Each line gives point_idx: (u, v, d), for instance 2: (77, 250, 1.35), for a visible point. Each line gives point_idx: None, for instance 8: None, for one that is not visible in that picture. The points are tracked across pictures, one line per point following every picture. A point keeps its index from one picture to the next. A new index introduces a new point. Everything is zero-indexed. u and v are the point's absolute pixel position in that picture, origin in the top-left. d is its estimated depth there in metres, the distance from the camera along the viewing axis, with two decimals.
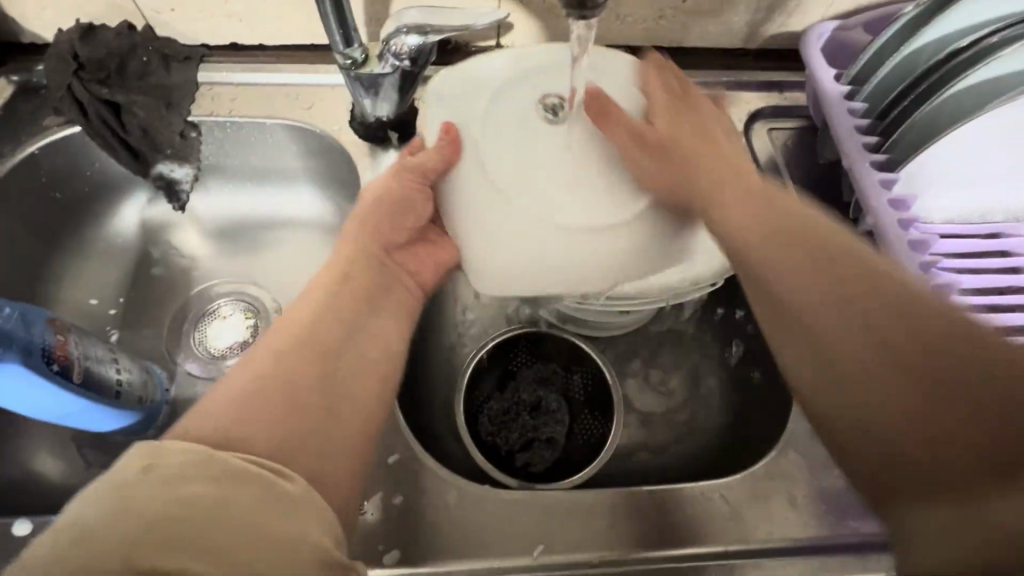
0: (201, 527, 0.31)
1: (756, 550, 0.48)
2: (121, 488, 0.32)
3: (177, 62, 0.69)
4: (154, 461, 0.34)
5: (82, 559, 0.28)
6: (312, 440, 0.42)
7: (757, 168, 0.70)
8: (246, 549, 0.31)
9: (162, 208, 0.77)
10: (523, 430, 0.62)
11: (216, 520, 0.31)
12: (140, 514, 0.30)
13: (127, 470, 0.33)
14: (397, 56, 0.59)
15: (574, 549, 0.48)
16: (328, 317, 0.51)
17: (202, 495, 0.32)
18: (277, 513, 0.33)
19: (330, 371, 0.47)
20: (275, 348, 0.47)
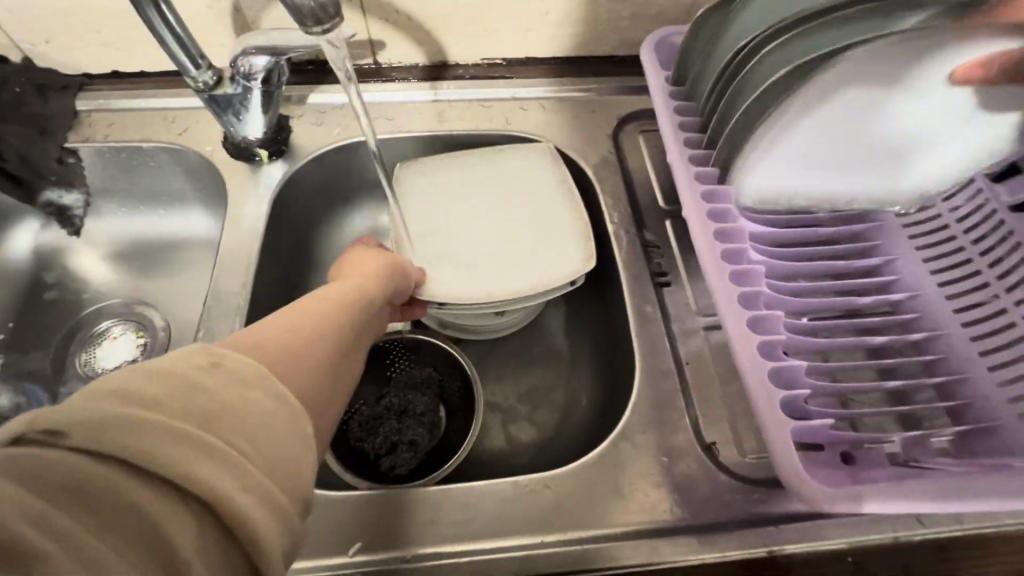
0: (228, 422, 0.28)
1: (590, 539, 0.48)
2: (196, 373, 0.29)
3: (54, 91, 0.71)
4: (219, 359, 0.30)
5: (107, 418, 0.25)
6: (208, 432, 0.27)
7: (624, 170, 0.72)
8: (266, 462, 0.28)
9: (54, 233, 0.79)
10: (388, 434, 0.63)
11: (244, 420, 0.28)
12: (194, 396, 0.28)
13: (198, 356, 0.30)
14: (247, 78, 0.61)
15: (391, 546, 0.47)
16: (348, 305, 0.45)
17: (237, 391, 0.29)
18: (293, 438, 0.30)
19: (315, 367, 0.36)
20: (293, 325, 0.38)
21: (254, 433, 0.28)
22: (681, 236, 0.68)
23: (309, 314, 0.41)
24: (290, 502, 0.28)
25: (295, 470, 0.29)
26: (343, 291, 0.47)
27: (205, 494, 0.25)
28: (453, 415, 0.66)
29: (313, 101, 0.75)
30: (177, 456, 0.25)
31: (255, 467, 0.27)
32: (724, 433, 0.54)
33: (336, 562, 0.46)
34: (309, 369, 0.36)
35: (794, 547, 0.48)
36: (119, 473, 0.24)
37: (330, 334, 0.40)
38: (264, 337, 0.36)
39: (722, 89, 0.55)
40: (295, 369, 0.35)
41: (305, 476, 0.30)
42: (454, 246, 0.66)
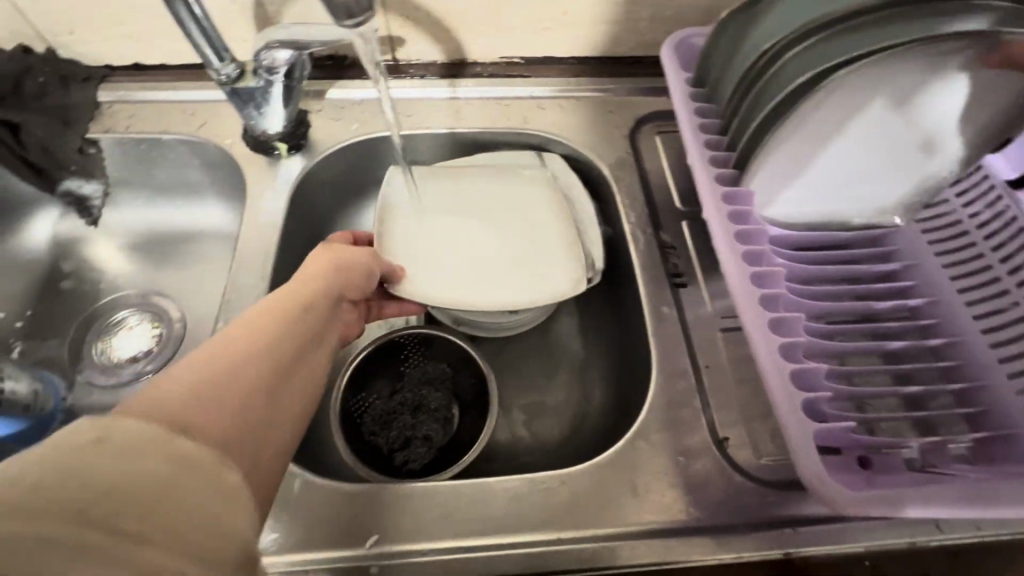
0: (129, 497, 0.26)
1: (605, 537, 0.48)
2: (84, 452, 0.27)
3: (77, 82, 0.72)
4: (109, 433, 0.28)
5: None
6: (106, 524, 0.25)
7: (641, 171, 0.72)
8: (183, 536, 0.27)
9: (72, 223, 0.79)
10: (402, 429, 0.63)
11: (144, 502, 0.27)
12: (84, 479, 0.26)
13: (80, 434, 0.27)
14: (270, 71, 0.61)
15: (408, 540, 0.47)
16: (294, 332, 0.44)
17: (132, 464, 0.27)
18: (214, 499, 0.29)
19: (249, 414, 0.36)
20: (228, 366, 0.37)
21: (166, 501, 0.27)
22: (697, 238, 0.68)
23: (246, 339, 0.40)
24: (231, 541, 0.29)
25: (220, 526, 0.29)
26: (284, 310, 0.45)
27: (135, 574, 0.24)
28: (466, 411, 0.66)
29: (332, 96, 0.75)
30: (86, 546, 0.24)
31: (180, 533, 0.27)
32: (740, 435, 0.53)
33: (352, 553, 0.46)
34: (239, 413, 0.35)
35: (809, 550, 0.48)
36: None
37: (273, 359, 0.41)
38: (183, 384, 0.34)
39: (743, 97, 0.55)
40: (219, 403, 0.35)
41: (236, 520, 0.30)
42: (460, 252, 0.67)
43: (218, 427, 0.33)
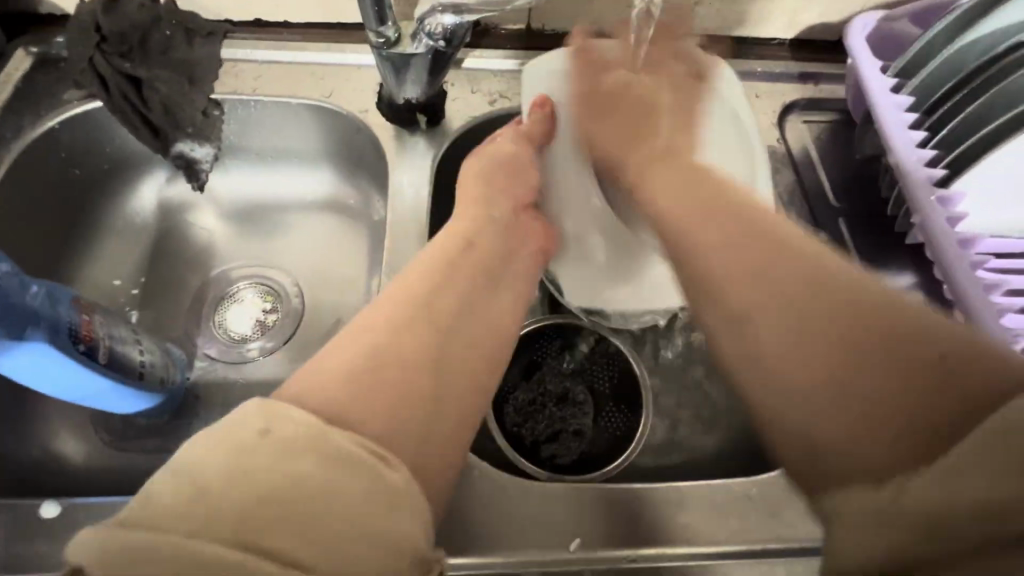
0: (285, 510, 0.30)
1: (794, 550, 0.46)
2: (252, 449, 0.32)
3: (200, 37, 0.67)
4: (272, 424, 0.34)
5: (197, 522, 0.29)
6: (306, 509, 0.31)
7: (790, 163, 0.68)
8: (348, 541, 0.31)
9: (181, 188, 0.76)
10: (550, 421, 0.62)
11: (321, 505, 0.31)
12: (212, 509, 0.30)
13: (252, 425, 0.34)
14: (430, 36, 0.56)
15: (609, 543, 0.46)
16: (413, 295, 0.45)
17: (302, 467, 0.32)
18: (384, 506, 0.33)
19: (392, 356, 0.40)
20: (383, 318, 0.43)
21: (299, 505, 0.31)
22: (857, 237, 0.64)
23: (421, 315, 0.44)
24: (306, 567, 0.29)
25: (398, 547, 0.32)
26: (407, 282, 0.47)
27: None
28: (609, 406, 0.63)
29: (468, 66, 0.70)
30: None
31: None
32: None
33: (557, 557, 0.45)
34: (419, 365, 0.41)
35: None
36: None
37: (388, 360, 0.40)
38: (325, 373, 0.39)
39: (968, 96, 0.51)
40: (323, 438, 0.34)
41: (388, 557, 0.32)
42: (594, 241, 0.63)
43: (368, 486, 0.33)
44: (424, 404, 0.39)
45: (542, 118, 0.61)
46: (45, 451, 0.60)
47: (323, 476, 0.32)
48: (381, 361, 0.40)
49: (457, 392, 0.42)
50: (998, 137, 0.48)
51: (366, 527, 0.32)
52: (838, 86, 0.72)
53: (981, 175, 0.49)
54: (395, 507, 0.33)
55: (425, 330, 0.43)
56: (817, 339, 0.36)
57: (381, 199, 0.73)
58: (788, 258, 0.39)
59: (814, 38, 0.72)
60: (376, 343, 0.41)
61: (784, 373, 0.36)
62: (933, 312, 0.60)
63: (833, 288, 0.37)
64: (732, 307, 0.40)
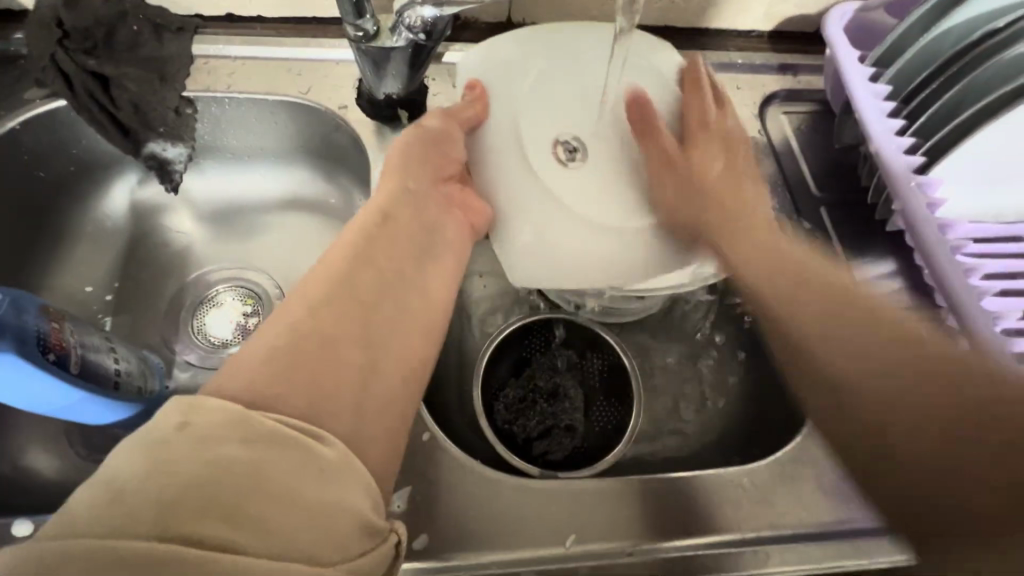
0: (205, 493, 0.29)
1: (786, 536, 0.47)
2: (168, 442, 0.31)
3: (170, 32, 0.64)
4: (191, 416, 0.32)
5: (117, 517, 0.27)
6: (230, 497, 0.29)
7: (771, 153, 0.69)
8: (280, 516, 0.30)
9: (154, 189, 0.74)
10: (542, 417, 0.61)
11: (243, 489, 0.30)
12: (126, 506, 0.28)
13: (169, 420, 0.32)
14: (410, 29, 0.55)
15: (606, 537, 0.45)
16: (334, 279, 0.46)
17: (223, 451, 0.31)
18: (316, 477, 0.32)
19: (314, 335, 0.41)
20: (303, 303, 0.43)
21: (219, 483, 0.29)
22: (838, 225, 0.65)
23: (338, 296, 0.44)
24: (242, 553, 0.28)
25: (334, 519, 0.31)
26: (345, 255, 0.48)
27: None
28: (600, 399, 0.63)
29: (449, 60, 0.69)
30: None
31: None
32: None
33: (553, 553, 0.45)
34: (341, 341, 0.42)
35: None
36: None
37: (322, 332, 0.41)
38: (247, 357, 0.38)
39: (944, 84, 0.51)
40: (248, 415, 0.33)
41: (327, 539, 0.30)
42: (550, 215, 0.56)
43: (303, 463, 0.33)
44: (355, 376, 0.41)
45: (474, 102, 0.55)
46: (15, 467, 0.58)
47: (251, 456, 0.31)
48: (303, 343, 0.40)
49: (389, 362, 0.44)
50: (976, 124, 0.49)
51: (298, 499, 0.31)
52: (816, 76, 0.73)
53: (960, 162, 0.50)
54: (329, 484, 0.32)
55: (347, 311, 0.44)
56: (916, 433, 0.42)
57: (363, 198, 0.71)
58: (839, 296, 0.49)
59: (792, 30, 0.73)
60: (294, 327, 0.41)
61: (892, 434, 0.43)
62: (913, 298, 0.61)
63: (928, 359, 0.44)
64: (799, 340, 0.50)
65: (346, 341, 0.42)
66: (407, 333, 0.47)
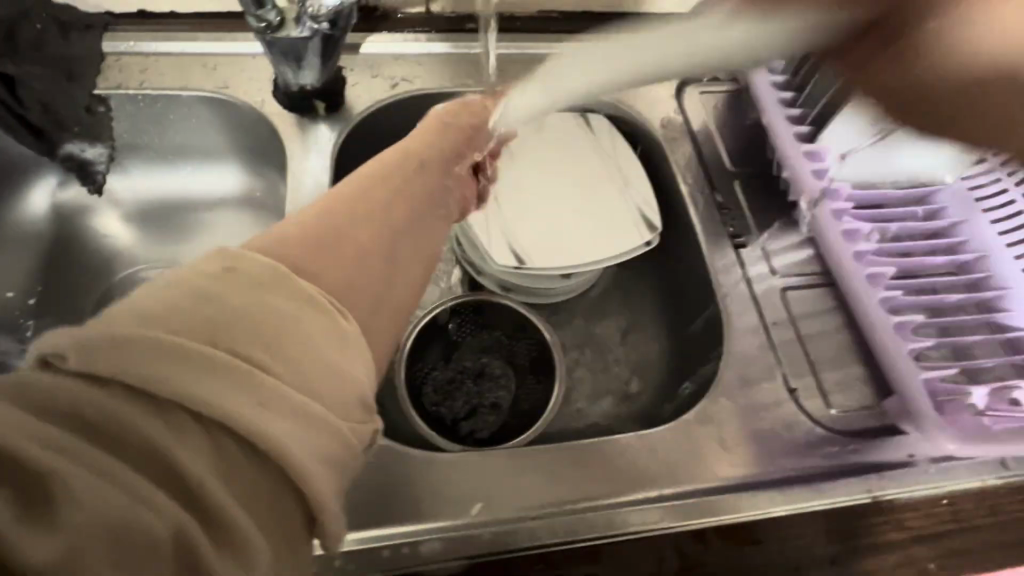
0: (247, 330, 0.28)
1: (692, 492, 0.48)
2: (213, 283, 0.29)
3: (77, 31, 0.64)
4: (234, 264, 0.31)
5: (137, 336, 0.25)
6: (240, 340, 0.28)
7: (689, 132, 0.71)
8: (297, 375, 0.28)
9: (75, 191, 0.73)
10: (468, 397, 0.63)
11: (263, 331, 0.28)
12: (145, 330, 0.26)
13: (213, 265, 0.30)
14: (313, 19, 0.56)
15: (513, 504, 0.46)
16: (358, 192, 0.42)
17: (269, 300, 0.30)
18: (340, 351, 0.31)
19: (336, 238, 0.36)
20: (325, 208, 0.39)
21: (258, 320, 0.28)
22: (752, 198, 0.67)
23: (362, 206, 0.40)
24: (266, 392, 0.27)
25: (343, 388, 0.30)
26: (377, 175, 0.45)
27: (198, 407, 0.25)
28: (527, 379, 0.65)
29: (366, 51, 0.70)
30: (176, 414, 0.25)
31: (220, 402, 0.25)
32: (810, 390, 0.55)
33: (458, 523, 0.45)
34: (362, 250, 0.37)
35: (894, 493, 0.49)
36: (116, 398, 0.24)
37: (354, 229, 0.38)
38: (262, 238, 0.35)
39: None
40: (281, 278, 0.31)
41: (331, 417, 0.28)
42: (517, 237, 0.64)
43: (331, 335, 0.31)
44: (378, 268, 0.37)
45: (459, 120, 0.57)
46: None
47: (291, 312, 0.30)
48: (328, 236, 0.36)
49: (404, 277, 0.39)
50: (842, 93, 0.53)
51: (326, 361, 0.29)
52: None
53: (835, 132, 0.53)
54: (350, 358, 0.31)
55: (375, 218, 0.40)
56: None
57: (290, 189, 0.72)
58: None
59: None
60: (323, 225, 0.37)
61: None
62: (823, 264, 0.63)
63: None
64: None
65: (363, 249, 0.37)
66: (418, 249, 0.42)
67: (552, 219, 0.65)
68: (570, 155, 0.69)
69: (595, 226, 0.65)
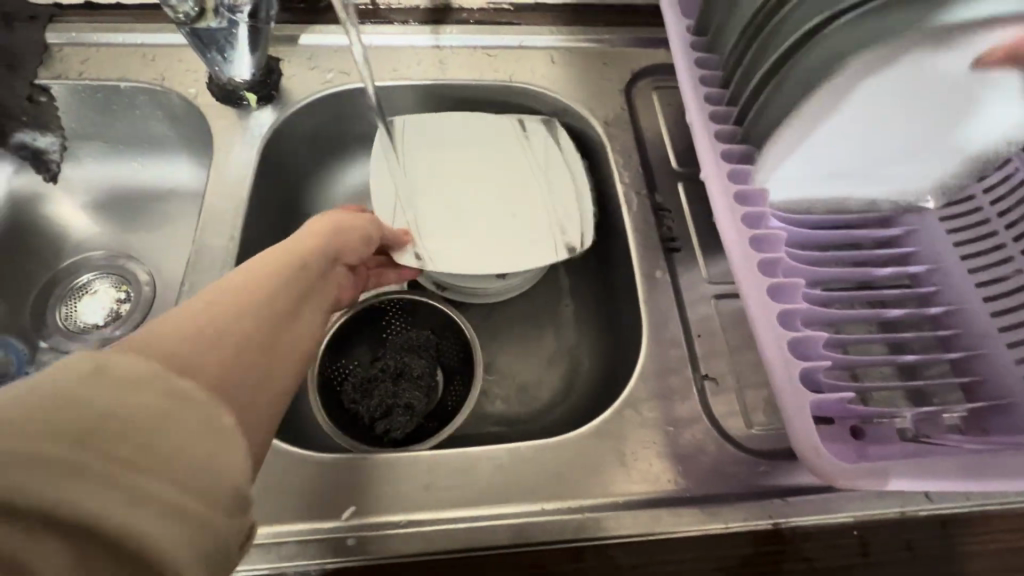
0: (120, 430, 0.24)
1: (580, 510, 0.46)
2: (75, 381, 0.24)
3: (21, 21, 0.66)
4: (104, 357, 0.26)
5: None
6: (107, 456, 0.23)
7: (635, 130, 0.68)
8: (164, 480, 0.24)
9: (28, 178, 0.74)
10: (384, 397, 0.61)
11: (134, 434, 0.24)
12: None
13: (79, 362, 0.25)
14: (232, 10, 0.56)
15: (386, 511, 0.46)
16: (256, 278, 0.38)
17: (141, 402, 0.25)
18: (218, 442, 0.27)
19: (229, 333, 0.33)
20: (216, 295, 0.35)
21: (123, 421, 0.24)
22: (695, 200, 0.64)
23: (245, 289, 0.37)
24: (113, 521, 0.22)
25: (221, 477, 0.26)
26: (293, 257, 0.43)
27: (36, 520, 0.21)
28: (450, 379, 0.64)
29: (305, 43, 0.69)
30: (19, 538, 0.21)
31: (62, 512, 0.21)
32: (730, 407, 0.52)
33: (330, 525, 0.45)
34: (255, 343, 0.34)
35: (798, 520, 0.46)
36: None
37: (245, 318, 0.35)
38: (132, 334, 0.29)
39: (749, 41, 0.50)
40: (159, 377, 0.26)
41: (203, 513, 0.25)
42: (433, 237, 0.62)
43: (210, 428, 0.27)
44: (257, 359, 0.34)
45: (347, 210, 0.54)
46: None
47: (159, 413, 0.25)
48: (206, 330, 0.32)
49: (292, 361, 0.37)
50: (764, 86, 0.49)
51: (194, 461, 0.26)
52: None
53: (772, 113, 0.49)
54: (227, 447, 0.27)
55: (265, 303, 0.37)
56: None
57: None
58: None
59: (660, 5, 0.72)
60: (216, 322, 0.33)
61: None
62: None
63: None
64: None
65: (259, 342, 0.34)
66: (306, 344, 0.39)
67: (473, 219, 0.64)
68: (498, 159, 0.68)
69: (518, 226, 0.64)
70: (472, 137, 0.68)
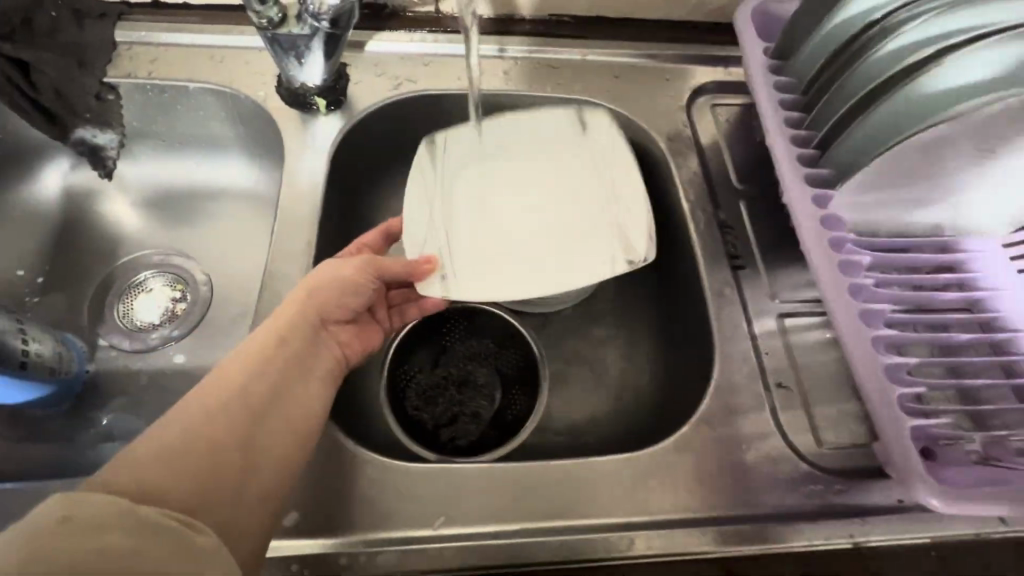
0: (98, 570, 0.28)
1: (660, 523, 0.47)
2: (46, 528, 0.29)
3: (92, 19, 0.66)
4: (72, 507, 0.30)
5: None
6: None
7: (697, 147, 0.69)
8: None
9: (85, 174, 0.74)
10: (449, 404, 0.62)
11: (111, 568, 0.29)
12: None
13: (51, 511, 0.30)
14: (315, 17, 0.56)
15: (474, 522, 0.46)
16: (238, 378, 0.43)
17: (109, 542, 0.29)
18: (193, 559, 0.32)
19: (209, 445, 0.38)
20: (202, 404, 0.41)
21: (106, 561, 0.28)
22: (757, 218, 0.65)
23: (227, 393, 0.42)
24: None
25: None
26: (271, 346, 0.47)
27: None
28: (511, 388, 0.64)
29: (370, 49, 0.70)
30: None
31: None
32: (801, 425, 0.53)
33: (420, 534, 0.46)
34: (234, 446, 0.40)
35: (874, 539, 0.47)
36: None
37: (220, 427, 0.40)
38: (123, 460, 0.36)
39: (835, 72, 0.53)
40: (125, 513, 0.31)
41: None
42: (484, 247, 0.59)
43: (183, 552, 0.31)
44: (234, 461, 0.39)
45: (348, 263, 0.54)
46: None
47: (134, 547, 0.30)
48: (187, 447, 0.37)
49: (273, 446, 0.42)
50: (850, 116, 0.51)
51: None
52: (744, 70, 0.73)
53: (852, 147, 0.51)
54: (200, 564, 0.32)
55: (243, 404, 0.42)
56: None
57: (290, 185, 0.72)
58: None
59: (721, 22, 0.73)
60: (195, 434, 0.39)
61: None
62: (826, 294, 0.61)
63: None
64: None
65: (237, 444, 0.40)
66: (289, 431, 0.44)
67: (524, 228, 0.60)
68: (563, 163, 0.64)
69: (572, 241, 0.59)
70: (534, 136, 0.64)
